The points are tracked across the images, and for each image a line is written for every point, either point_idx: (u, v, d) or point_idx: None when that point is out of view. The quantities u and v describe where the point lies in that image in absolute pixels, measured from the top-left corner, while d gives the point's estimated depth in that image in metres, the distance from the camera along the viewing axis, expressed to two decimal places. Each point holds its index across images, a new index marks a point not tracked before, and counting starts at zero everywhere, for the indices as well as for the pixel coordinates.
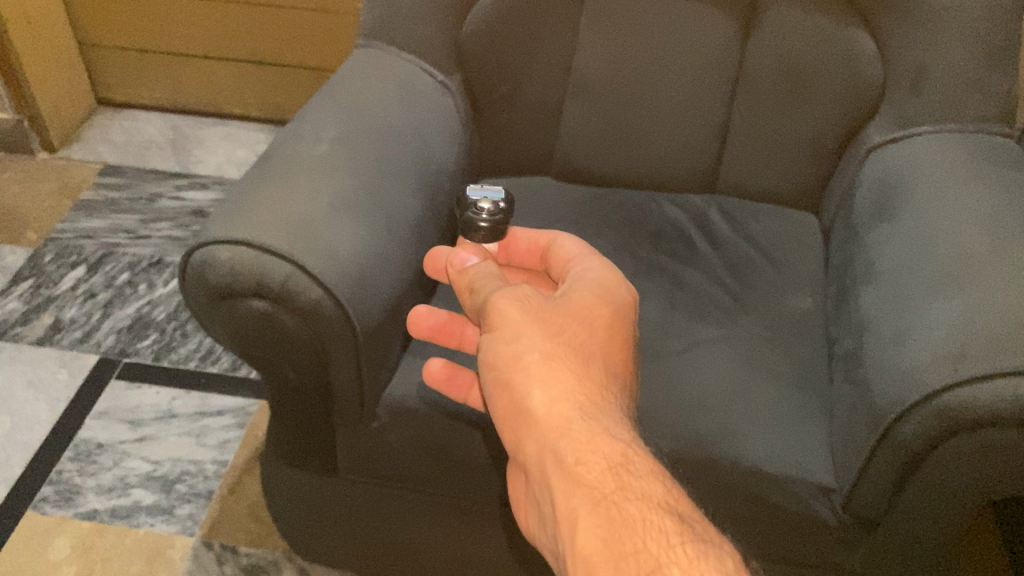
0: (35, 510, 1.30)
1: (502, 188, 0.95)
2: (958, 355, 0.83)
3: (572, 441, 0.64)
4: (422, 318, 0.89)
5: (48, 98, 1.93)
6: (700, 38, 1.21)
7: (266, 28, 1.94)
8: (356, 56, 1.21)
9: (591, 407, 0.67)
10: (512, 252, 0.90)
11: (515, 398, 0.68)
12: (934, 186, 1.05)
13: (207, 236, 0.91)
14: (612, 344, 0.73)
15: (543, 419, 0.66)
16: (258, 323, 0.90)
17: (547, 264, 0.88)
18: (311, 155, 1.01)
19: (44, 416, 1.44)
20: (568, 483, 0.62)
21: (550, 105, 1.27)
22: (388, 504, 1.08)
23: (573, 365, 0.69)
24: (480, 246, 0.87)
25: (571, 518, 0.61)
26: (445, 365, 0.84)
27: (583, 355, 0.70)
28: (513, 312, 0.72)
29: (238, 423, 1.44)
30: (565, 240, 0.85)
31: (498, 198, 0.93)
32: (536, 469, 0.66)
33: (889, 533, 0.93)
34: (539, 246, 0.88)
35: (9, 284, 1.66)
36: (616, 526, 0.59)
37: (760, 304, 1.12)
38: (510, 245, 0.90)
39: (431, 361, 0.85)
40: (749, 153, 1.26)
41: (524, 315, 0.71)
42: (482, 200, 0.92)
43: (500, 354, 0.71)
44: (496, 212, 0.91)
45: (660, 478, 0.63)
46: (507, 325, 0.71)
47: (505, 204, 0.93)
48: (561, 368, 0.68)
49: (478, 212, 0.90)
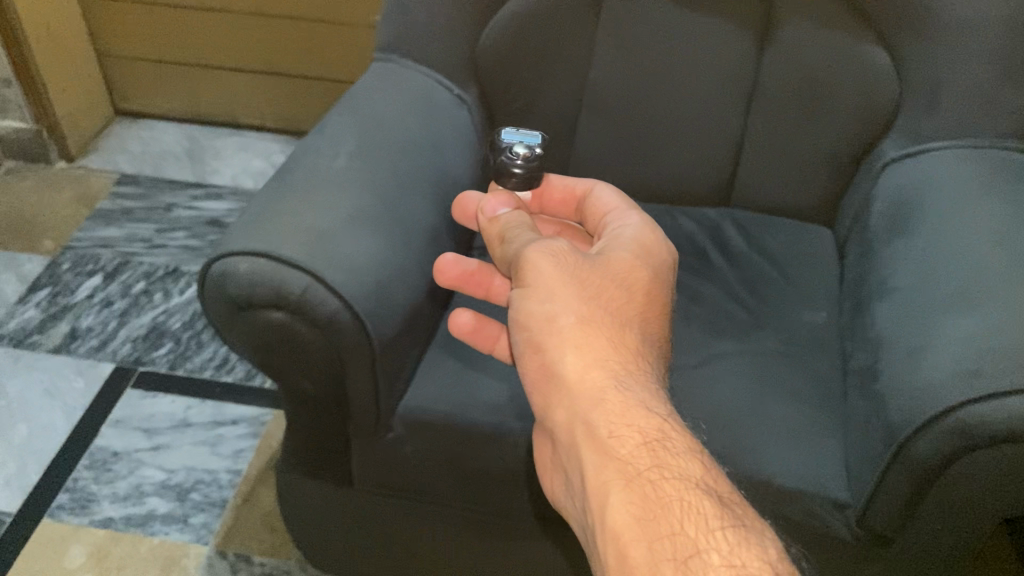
0: (51, 517, 1.31)
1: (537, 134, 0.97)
2: (975, 372, 0.83)
3: (607, 413, 0.64)
4: (449, 267, 0.89)
5: (66, 108, 1.95)
6: (716, 52, 1.22)
7: (283, 40, 1.95)
8: (374, 69, 1.22)
9: (626, 378, 0.67)
10: (545, 202, 0.94)
11: (547, 361, 0.69)
12: (951, 201, 1.05)
13: (226, 248, 0.92)
14: (647, 313, 0.73)
15: (576, 385, 0.67)
16: (276, 333, 0.91)
17: (582, 214, 0.92)
18: (330, 168, 1.02)
19: (60, 424, 1.45)
20: (601, 455, 0.62)
21: (565, 118, 1.28)
22: (403, 515, 1.08)
23: (607, 335, 0.69)
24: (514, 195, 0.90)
25: (602, 491, 0.61)
26: (473, 318, 0.88)
27: (618, 324, 0.70)
28: (550, 271, 0.73)
29: (252, 432, 1.45)
30: (601, 191, 0.90)
31: (533, 143, 0.95)
32: (567, 439, 0.66)
33: (904, 549, 0.93)
34: (574, 196, 0.93)
35: (27, 292, 1.68)
36: (651, 504, 0.58)
37: (775, 318, 1.12)
38: (543, 194, 0.94)
39: (459, 313, 0.88)
40: (764, 168, 1.26)
41: (560, 274, 0.72)
42: (517, 144, 0.94)
43: (535, 314, 0.71)
44: (531, 157, 0.92)
45: (696, 457, 0.62)
46: (542, 284, 0.72)
47: (540, 150, 0.94)
48: (595, 334, 0.69)
49: (513, 156, 0.92)
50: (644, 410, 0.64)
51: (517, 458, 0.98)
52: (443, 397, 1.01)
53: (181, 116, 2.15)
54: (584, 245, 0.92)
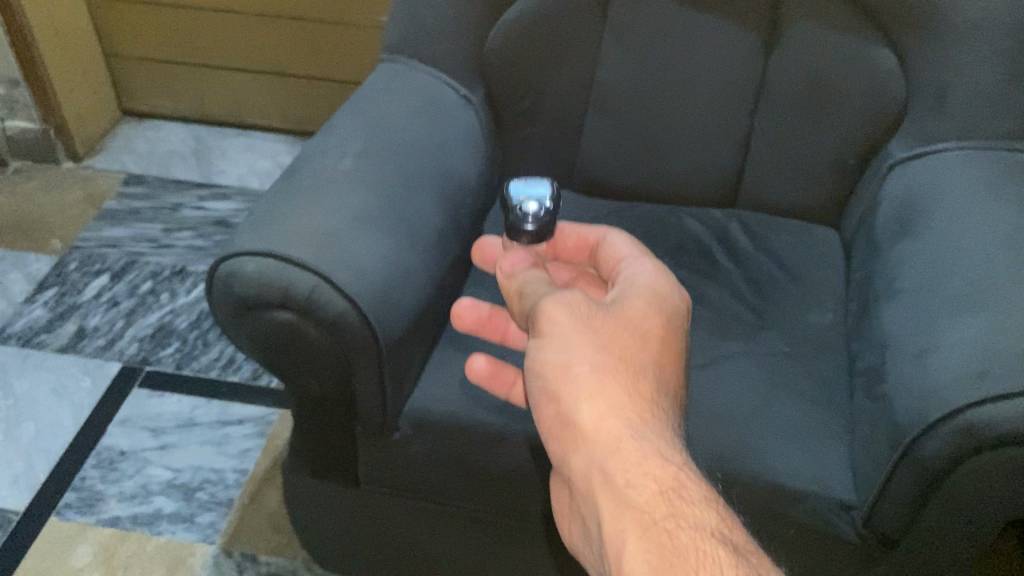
0: (58, 516, 1.31)
1: (548, 183, 0.94)
2: (982, 373, 0.83)
3: (621, 461, 0.65)
4: (466, 312, 0.91)
5: (73, 108, 1.96)
6: (723, 53, 1.22)
7: (289, 40, 1.95)
8: (381, 70, 1.22)
9: (642, 425, 0.67)
10: (559, 250, 0.92)
11: (562, 409, 0.70)
12: (958, 203, 1.05)
13: (234, 248, 0.92)
14: (664, 358, 0.72)
15: (590, 434, 0.67)
16: (283, 334, 0.91)
17: (596, 262, 0.90)
18: (337, 169, 1.02)
19: (67, 423, 1.45)
20: (617, 504, 0.63)
21: (572, 119, 1.28)
22: (409, 515, 1.09)
23: (624, 381, 0.69)
24: (527, 249, 0.89)
25: (618, 538, 0.62)
26: (489, 362, 0.88)
27: (634, 369, 0.70)
28: (564, 321, 0.72)
29: (259, 432, 1.45)
30: (614, 238, 0.88)
31: (544, 196, 0.92)
32: (582, 483, 0.67)
33: (911, 551, 0.93)
34: (587, 244, 0.90)
35: (34, 292, 1.68)
36: (665, 551, 0.59)
37: (781, 319, 1.12)
38: (557, 242, 0.92)
39: (474, 359, 0.88)
40: (771, 169, 1.26)
41: (575, 324, 0.72)
42: (528, 198, 0.91)
43: (549, 364, 0.72)
44: (543, 212, 0.91)
45: (711, 505, 0.63)
46: (556, 336, 0.72)
47: (552, 202, 0.92)
48: (611, 381, 0.69)
49: (524, 212, 0.91)
50: (659, 457, 0.65)
51: (524, 459, 0.98)
52: (450, 397, 1.01)
53: (187, 117, 2.15)
54: (600, 293, 0.89)
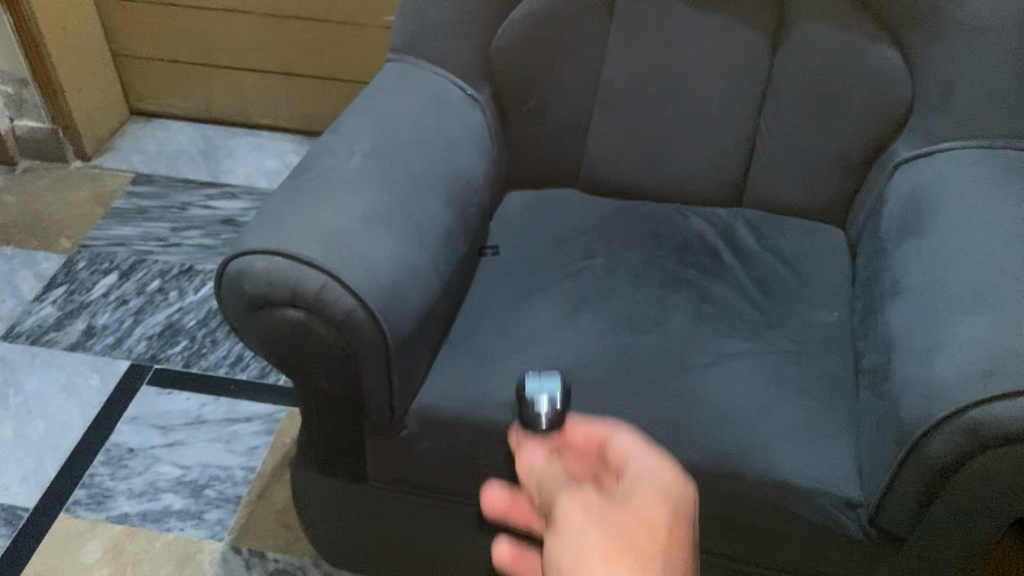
0: (68, 513, 1.33)
1: (559, 377, 0.94)
2: (987, 372, 0.83)
3: None
4: (496, 498, 0.80)
5: (82, 107, 1.97)
6: (728, 52, 1.22)
7: (296, 40, 1.96)
8: (388, 70, 1.23)
9: None
10: (570, 447, 0.79)
11: None
12: (963, 202, 1.05)
13: (243, 247, 0.93)
14: (681, 555, 0.63)
15: None
16: (292, 332, 0.92)
17: (599, 468, 0.75)
18: (345, 168, 1.03)
19: (77, 420, 1.46)
20: None
21: (577, 119, 1.28)
22: (417, 512, 1.09)
23: (631, 564, 0.60)
24: (539, 453, 0.79)
25: None
26: (511, 544, 0.77)
27: (644, 558, 0.61)
28: (572, 515, 0.65)
29: (267, 429, 1.46)
30: (622, 437, 0.74)
31: (555, 389, 0.92)
32: None
33: (917, 548, 0.93)
34: (595, 441, 0.77)
35: (44, 290, 1.70)
36: None
37: (786, 318, 1.12)
38: (567, 439, 0.79)
39: (497, 547, 0.77)
40: (777, 168, 1.26)
41: (581, 515, 0.64)
42: (541, 391, 0.90)
43: (559, 560, 0.63)
44: (557, 405, 0.87)
45: None
46: (562, 527, 0.64)
47: (562, 396, 0.91)
48: (618, 564, 0.60)
49: (538, 408, 0.87)
50: None
51: None
52: (457, 394, 1.01)
53: (195, 116, 2.16)
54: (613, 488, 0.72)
